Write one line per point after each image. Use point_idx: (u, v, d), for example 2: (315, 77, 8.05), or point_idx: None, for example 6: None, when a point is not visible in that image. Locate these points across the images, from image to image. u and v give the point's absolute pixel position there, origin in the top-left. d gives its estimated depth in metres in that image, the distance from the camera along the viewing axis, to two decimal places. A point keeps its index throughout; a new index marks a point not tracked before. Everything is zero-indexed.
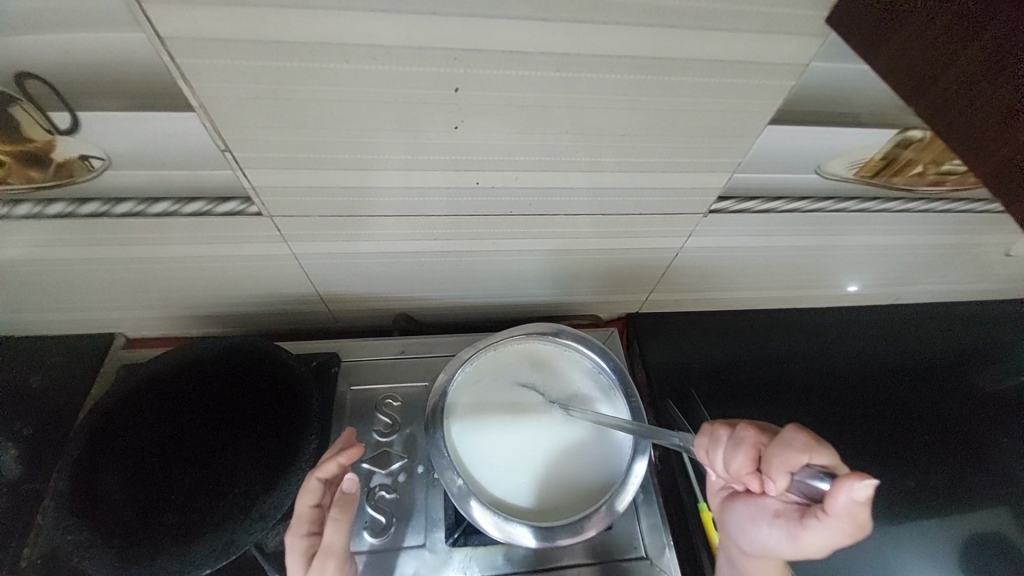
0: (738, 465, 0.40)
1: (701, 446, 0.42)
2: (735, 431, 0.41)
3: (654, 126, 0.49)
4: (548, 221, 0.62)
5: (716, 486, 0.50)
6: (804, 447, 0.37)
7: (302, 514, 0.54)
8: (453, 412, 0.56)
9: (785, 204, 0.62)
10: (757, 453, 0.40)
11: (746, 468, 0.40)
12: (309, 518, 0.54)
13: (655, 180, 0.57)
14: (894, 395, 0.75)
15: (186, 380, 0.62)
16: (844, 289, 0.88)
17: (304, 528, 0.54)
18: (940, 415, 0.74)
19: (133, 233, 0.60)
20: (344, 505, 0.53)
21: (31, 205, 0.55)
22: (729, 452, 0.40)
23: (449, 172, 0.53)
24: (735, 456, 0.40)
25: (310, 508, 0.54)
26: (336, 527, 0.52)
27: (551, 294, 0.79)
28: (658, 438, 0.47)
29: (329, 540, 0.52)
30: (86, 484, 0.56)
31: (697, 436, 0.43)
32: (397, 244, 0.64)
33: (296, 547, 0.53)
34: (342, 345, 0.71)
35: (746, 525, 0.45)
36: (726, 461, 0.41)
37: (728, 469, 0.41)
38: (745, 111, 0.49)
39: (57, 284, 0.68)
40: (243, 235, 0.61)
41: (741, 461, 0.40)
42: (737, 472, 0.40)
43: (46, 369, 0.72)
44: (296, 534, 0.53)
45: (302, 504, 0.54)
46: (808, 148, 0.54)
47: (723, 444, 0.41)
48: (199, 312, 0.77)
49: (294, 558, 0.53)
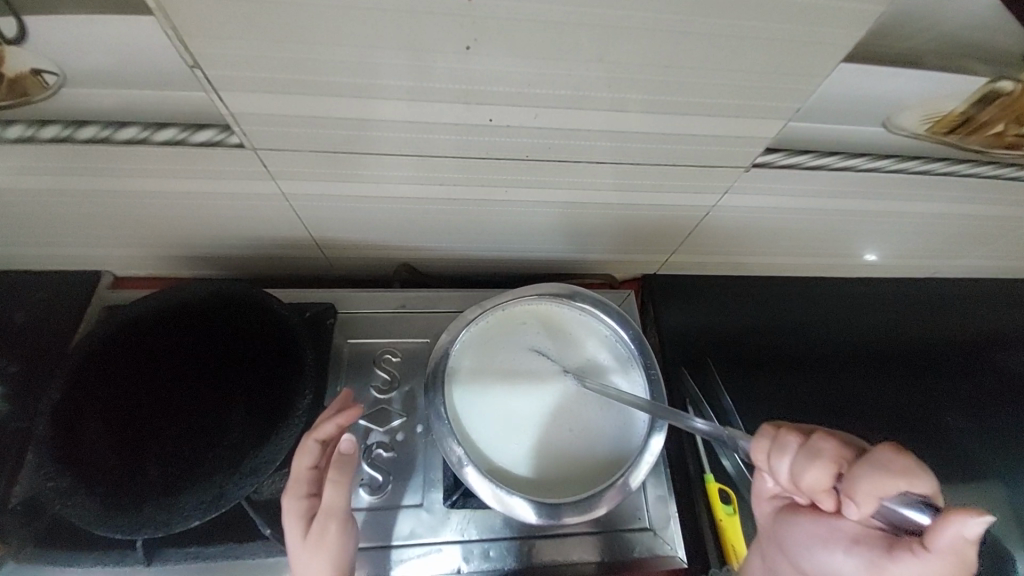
0: (813, 480, 0.32)
1: (761, 449, 0.35)
2: (809, 439, 0.33)
3: (708, 53, 0.41)
4: (568, 169, 0.55)
5: (765, 495, 0.43)
6: (904, 471, 0.30)
7: (297, 477, 0.51)
8: (455, 377, 0.52)
9: (840, 160, 0.54)
10: (838, 469, 0.32)
11: (821, 484, 0.32)
12: (306, 481, 0.51)
13: (697, 123, 0.48)
14: (921, 372, 0.73)
15: (171, 326, 0.59)
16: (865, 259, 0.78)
17: (302, 490, 0.51)
18: (967, 394, 0.72)
19: (105, 162, 0.53)
20: (343, 465, 0.51)
21: None
22: (801, 464, 0.33)
23: (457, 104, 0.45)
24: (807, 469, 0.32)
25: (308, 470, 0.51)
26: (338, 488, 0.50)
27: (564, 251, 0.73)
28: (674, 421, 0.44)
29: (329, 500, 0.49)
30: (67, 428, 0.53)
31: (756, 437, 0.35)
32: (399, 188, 0.58)
33: (293, 511, 0.50)
34: (340, 296, 0.66)
35: (811, 545, 0.38)
36: (794, 472, 0.33)
37: (794, 482, 0.33)
38: (821, 43, 0.40)
39: (31, 216, 0.63)
40: (225, 170, 0.54)
41: (816, 476, 0.32)
42: (810, 487, 0.32)
43: (30, 306, 0.68)
44: (293, 497, 0.50)
45: (298, 466, 0.51)
46: (883, 92, 0.46)
47: (791, 453, 0.34)
48: (187, 252, 0.72)
49: (290, 523, 0.50)
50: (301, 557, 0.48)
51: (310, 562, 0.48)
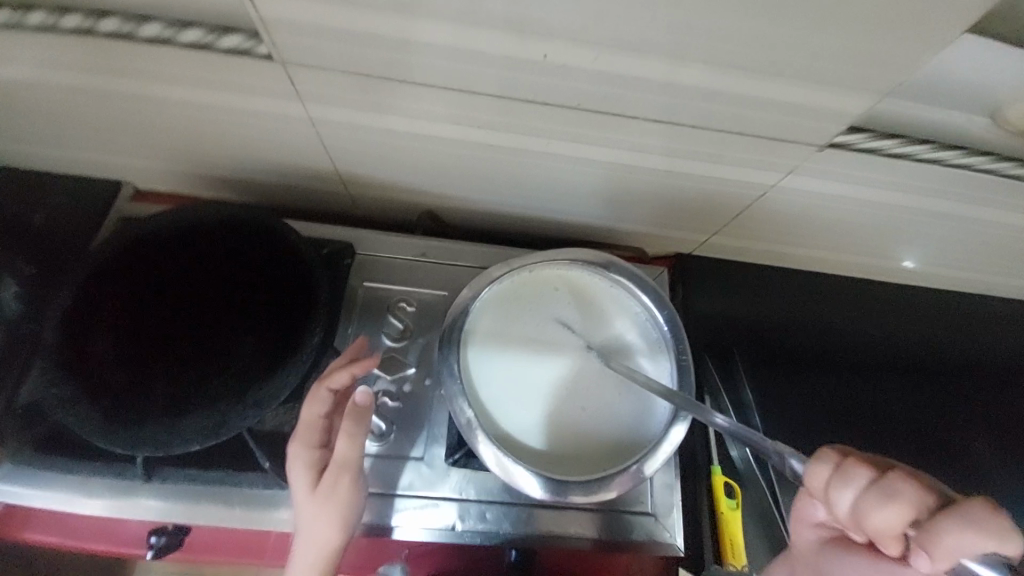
0: (881, 523, 0.29)
1: (821, 477, 0.32)
2: (883, 478, 0.30)
3: (814, 1, 0.34)
4: (621, 125, 0.49)
5: (812, 522, 0.42)
6: (995, 534, 0.27)
7: (308, 427, 0.50)
8: (473, 336, 0.49)
9: (931, 150, 0.46)
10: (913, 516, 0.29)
11: (890, 529, 0.29)
12: (317, 431, 0.50)
13: (780, 89, 0.42)
14: (954, 391, 0.68)
15: (186, 247, 0.57)
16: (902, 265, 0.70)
17: (313, 440, 0.50)
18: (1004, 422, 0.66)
19: (127, 63, 0.50)
20: (357, 417, 0.49)
21: (13, 14, 0.48)
22: (871, 504, 0.30)
23: (510, 34, 0.40)
24: (877, 509, 0.30)
25: (319, 419, 0.50)
26: (350, 440, 0.49)
27: (600, 217, 0.68)
28: (695, 413, 0.42)
29: (340, 452, 0.49)
30: (77, 336, 0.53)
31: (817, 462, 0.33)
32: (434, 126, 0.53)
33: (302, 460, 0.49)
34: (360, 237, 0.63)
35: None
36: (858, 509, 0.30)
37: (857, 519, 0.31)
38: (955, 5, 0.33)
39: (52, 115, 0.60)
40: (251, 84, 0.50)
41: (886, 518, 0.29)
42: (876, 529, 0.30)
43: (52, 209, 0.67)
44: (305, 447, 0.50)
45: (310, 416, 0.50)
46: (1006, 73, 0.39)
47: (860, 488, 0.31)
48: (209, 171, 0.70)
49: (300, 472, 0.49)
50: (309, 507, 0.48)
51: (319, 511, 0.48)
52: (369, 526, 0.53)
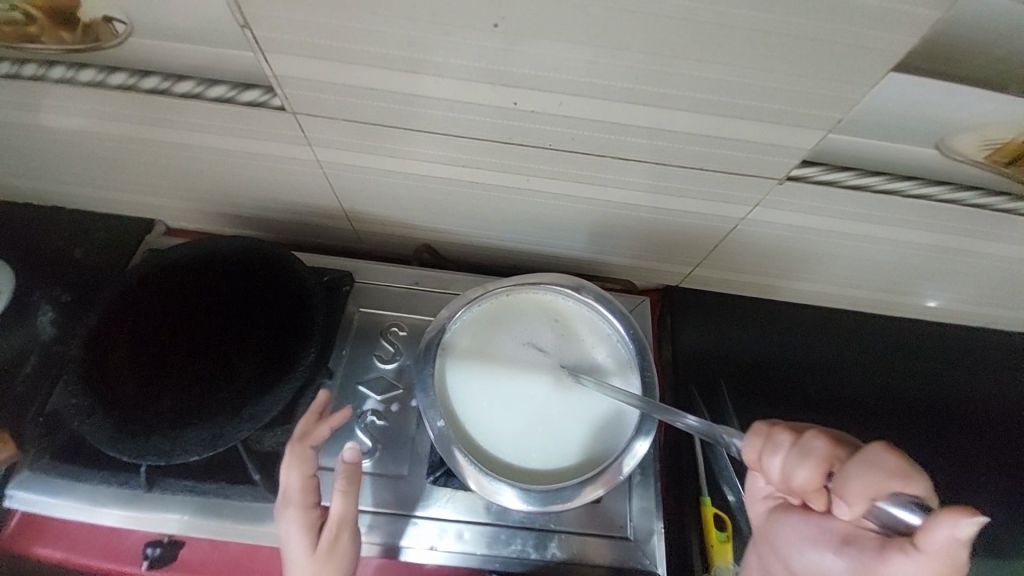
0: (805, 479, 0.33)
1: (754, 446, 0.36)
2: (801, 438, 0.34)
3: (744, 49, 0.39)
4: (593, 164, 0.54)
5: (759, 495, 0.43)
6: (898, 472, 0.29)
7: (303, 487, 0.50)
8: (449, 352, 0.52)
9: (887, 181, 0.49)
10: (829, 469, 0.32)
11: (812, 484, 0.33)
12: (310, 490, 0.50)
13: (734, 128, 0.46)
14: (942, 423, 0.67)
15: (200, 275, 0.63)
16: (884, 298, 0.71)
17: (309, 500, 0.50)
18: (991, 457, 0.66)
19: (162, 114, 0.57)
20: (350, 474, 0.50)
21: (64, 70, 0.55)
22: (791, 462, 0.33)
23: (484, 85, 0.46)
24: (799, 468, 0.33)
25: (309, 479, 0.50)
26: (345, 497, 0.49)
27: (586, 250, 0.72)
28: (669, 419, 0.44)
29: (336, 509, 0.49)
30: (97, 354, 0.57)
31: (751, 435, 0.36)
32: (427, 167, 0.59)
33: (297, 523, 0.49)
34: (358, 267, 0.68)
35: (800, 543, 0.38)
36: (786, 470, 0.34)
37: (786, 480, 0.34)
38: (875, 48, 0.37)
39: (100, 161, 0.69)
40: (265, 131, 0.57)
41: (807, 474, 0.33)
42: (801, 486, 0.33)
43: (89, 244, 0.74)
44: (300, 508, 0.49)
45: (302, 476, 0.50)
46: (932, 113, 0.42)
47: (784, 451, 0.34)
48: (229, 209, 0.76)
49: (298, 534, 0.48)
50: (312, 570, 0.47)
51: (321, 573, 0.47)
52: (382, 546, 0.54)
